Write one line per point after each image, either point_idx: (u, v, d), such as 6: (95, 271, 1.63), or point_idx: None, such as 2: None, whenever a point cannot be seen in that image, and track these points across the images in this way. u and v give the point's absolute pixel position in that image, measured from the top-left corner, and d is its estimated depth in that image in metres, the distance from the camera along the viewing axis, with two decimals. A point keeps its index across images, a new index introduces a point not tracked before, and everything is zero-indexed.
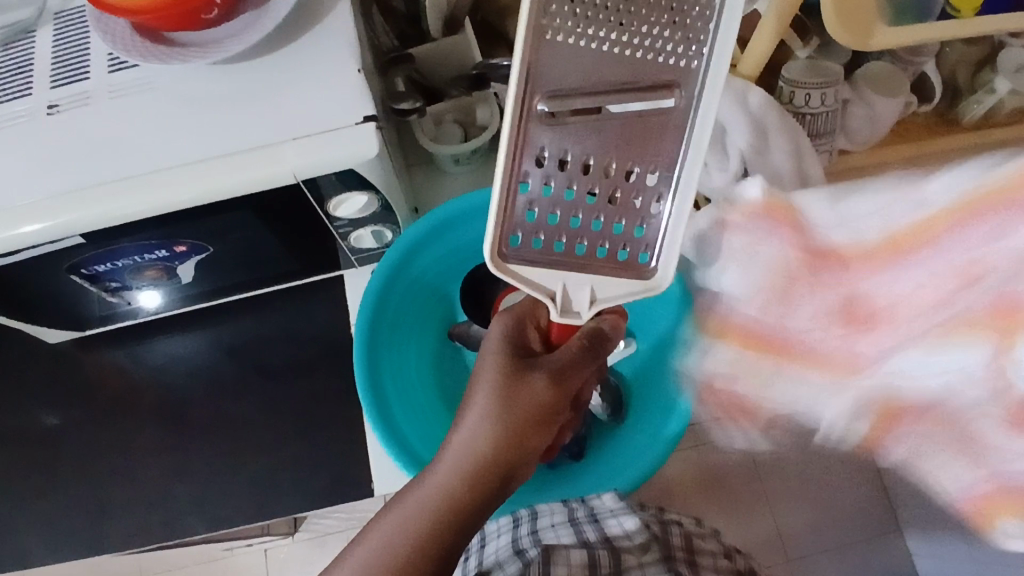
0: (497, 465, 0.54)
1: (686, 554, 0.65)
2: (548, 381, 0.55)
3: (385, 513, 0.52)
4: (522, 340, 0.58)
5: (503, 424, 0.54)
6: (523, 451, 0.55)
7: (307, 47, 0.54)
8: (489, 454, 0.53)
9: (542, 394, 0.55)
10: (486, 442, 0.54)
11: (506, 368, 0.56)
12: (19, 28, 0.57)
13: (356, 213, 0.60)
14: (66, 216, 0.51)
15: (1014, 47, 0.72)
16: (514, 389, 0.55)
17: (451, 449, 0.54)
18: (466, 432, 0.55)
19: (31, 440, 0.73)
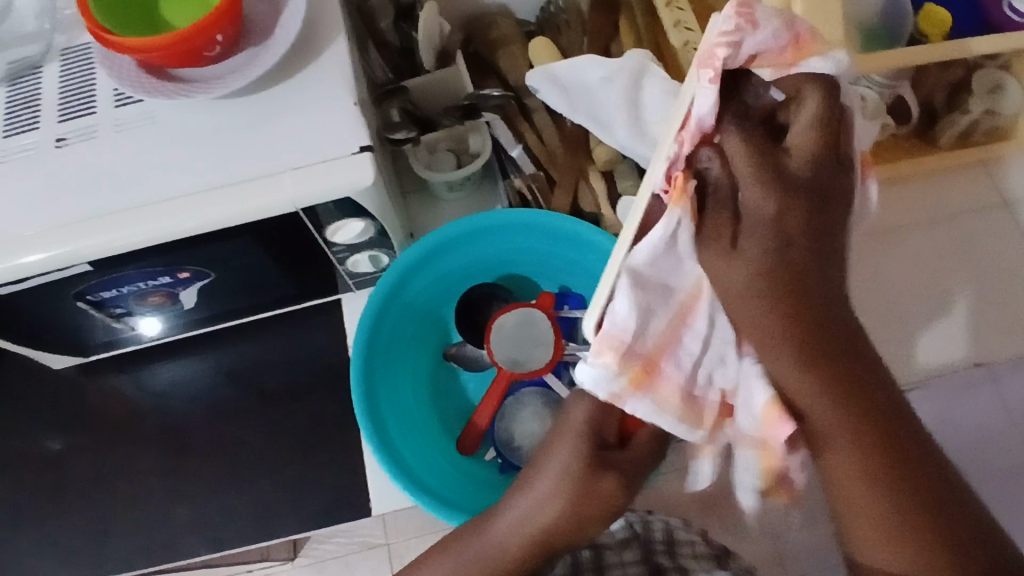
0: (549, 543, 0.52)
1: (665, 547, 0.68)
2: (619, 481, 0.49)
3: (447, 546, 0.57)
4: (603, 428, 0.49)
5: (565, 513, 0.50)
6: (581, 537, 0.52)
7: (305, 82, 0.56)
8: (549, 529, 0.51)
9: (611, 496, 0.49)
10: (552, 519, 0.51)
11: (581, 461, 0.49)
12: (27, 65, 0.60)
13: (353, 238, 0.62)
14: (74, 244, 0.53)
15: (991, 68, 0.76)
16: (584, 488, 0.49)
17: (516, 509, 0.52)
18: (532, 499, 0.51)
19: (33, 465, 0.74)
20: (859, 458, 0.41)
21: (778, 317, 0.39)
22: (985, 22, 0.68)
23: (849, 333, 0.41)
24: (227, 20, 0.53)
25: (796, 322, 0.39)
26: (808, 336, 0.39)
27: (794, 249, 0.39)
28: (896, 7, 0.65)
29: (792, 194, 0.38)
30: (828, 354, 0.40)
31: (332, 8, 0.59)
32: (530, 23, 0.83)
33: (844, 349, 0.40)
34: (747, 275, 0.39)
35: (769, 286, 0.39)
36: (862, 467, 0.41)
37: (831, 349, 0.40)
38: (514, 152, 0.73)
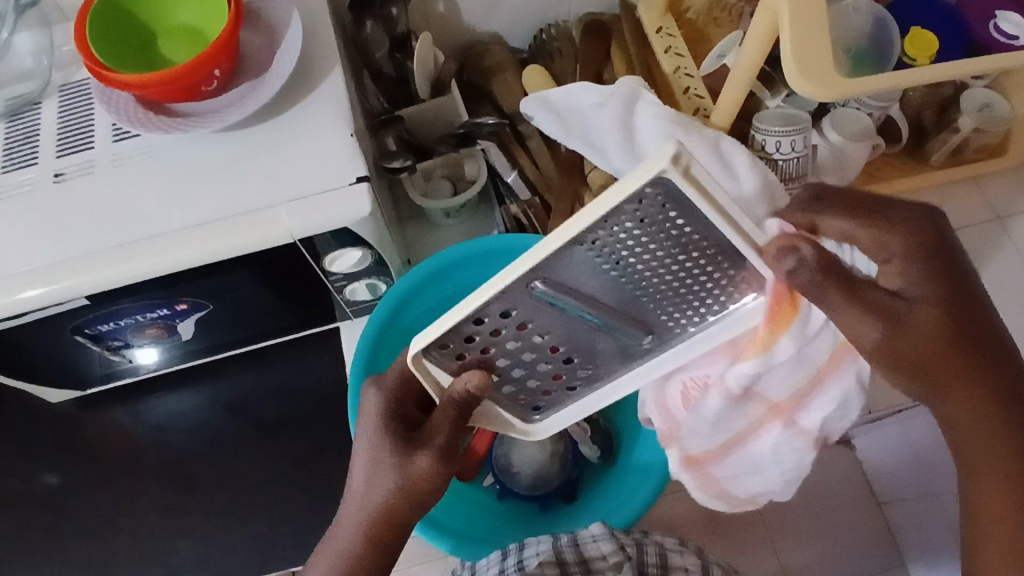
0: (394, 527, 0.47)
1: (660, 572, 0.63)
2: (436, 460, 0.46)
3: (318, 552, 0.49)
4: (404, 408, 0.48)
5: (388, 487, 0.46)
6: (422, 505, 0.47)
7: (304, 114, 0.57)
8: (390, 515, 0.47)
9: (429, 468, 0.46)
10: (383, 494, 0.46)
11: (387, 449, 0.47)
12: (25, 101, 0.60)
13: (351, 268, 0.62)
14: (73, 279, 0.53)
15: (977, 88, 0.75)
16: (399, 469, 0.46)
17: (353, 498, 0.48)
18: (360, 482, 0.47)
19: (32, 500, 0.73)
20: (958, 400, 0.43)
21: (939, 318, 0.40)
22: (971, 42, 0.68)
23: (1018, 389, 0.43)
24: (224, 56, 0.54)
25: (950, 345, 0.41)
26: (957, 326, 0.41)
27: (944, 272, 0.41)
28: (882, 34, 0.67)
29: (941, 297, 0.41)
30: (993, 390, 0.43)
31: (328, 44, 0.60)
32: (523, 50, 0.84)
33: (1008, 396, 0.43)
34: (923, 325, 0.40)
35: (926, 345, 0.40)
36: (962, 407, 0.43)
37: (971, 360, 0.42)
38: (509, 178, 0.74)
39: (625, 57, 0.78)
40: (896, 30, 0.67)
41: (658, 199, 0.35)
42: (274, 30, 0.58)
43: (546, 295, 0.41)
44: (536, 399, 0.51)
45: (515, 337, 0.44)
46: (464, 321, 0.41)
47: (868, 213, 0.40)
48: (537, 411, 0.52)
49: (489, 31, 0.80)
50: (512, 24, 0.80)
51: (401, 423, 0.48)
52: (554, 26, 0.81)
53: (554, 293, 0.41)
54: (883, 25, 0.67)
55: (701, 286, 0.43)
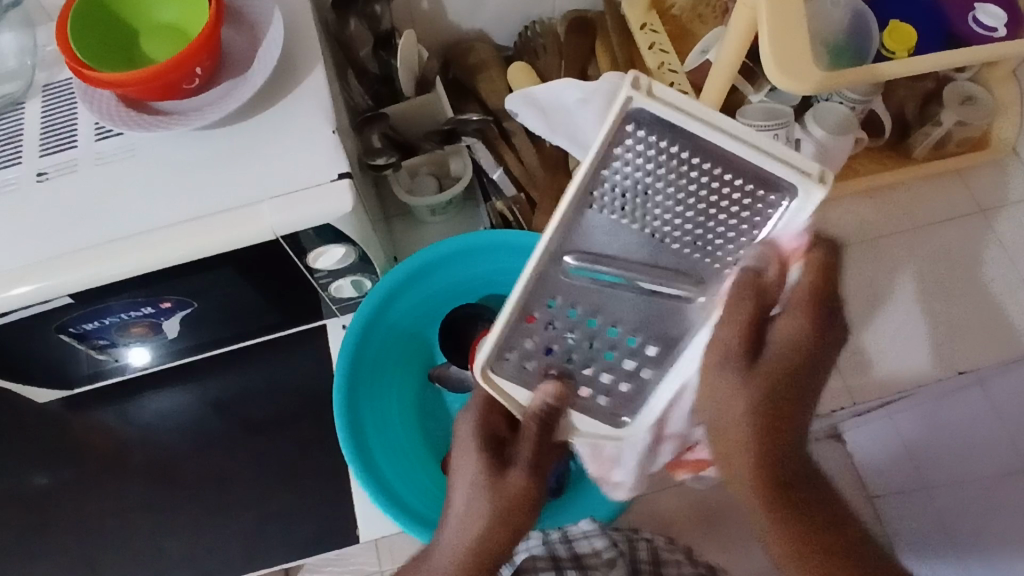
0: (486, 563, 0.47)
1: (652, 568, 0.63)
2: (526, 479, 0.47)
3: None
4: (491, 429, 0.50)
5: (486, 516, 0.46)
6: (517, 537, 0.47)
7: (286, 111, 0.57)
8: (486, 546, 0.47)
9: (523, 490, 0.47)
10: (481, 526, 0.46)
11: (481, 473, 0.48)
12: (8, 101, 0.60)
13: (335, 265, 0.62)
14: (56, 278, 0.54)
15: (960, 80, 0.76)
16: (494, 499, 0.47)
17: (450, 528, 0.48)
18: (456, 511, 0.48)
19: (20, 500, 0.73)
20: (756, 459, 0.43)
21: (756, 403, 0.42)
22: (950, 35, 0.68)
23: (808, 474, 0.45)
24: (204, 53, 0.54)
25: (763, 438, 0.42)
26: (782, 419, 0.42)
27: (804, 371, 0.42)
28: (861, 28, 0.67)
29: (795, 380, 0.42)
30: (789, 490, 0.44)
31: (310, 42, 0.60)
32: (508, 48, 0.84)
33: (803, 492, 0.44)
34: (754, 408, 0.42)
35: (733, 429, 0.43)
36: (753, 465, 0.43)
37: (779, 455, 0.43)
38: (495, 175, 0.74)
39: (609, 57, 0.78)
40: (875, 24, 0.67)
41: (633, 127, 0.40)
42: (256, 28, 0.58)
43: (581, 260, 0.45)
44: (618, 401, 0.52)
45: (567, 324, 0.48)
46: (514, 322, 0.47)
47: (817, 305, 0.42)
48: (627, 413, 0.52)
49: (474, 29, 0.81)
50: (497, 21, 0.80)
51: (489, 445, 0.49)
52: (538, 23, 0.82)
53: (589, 261, 0.45)
54: (862, 17, 0.67)
55: (737, 223, 0.43)
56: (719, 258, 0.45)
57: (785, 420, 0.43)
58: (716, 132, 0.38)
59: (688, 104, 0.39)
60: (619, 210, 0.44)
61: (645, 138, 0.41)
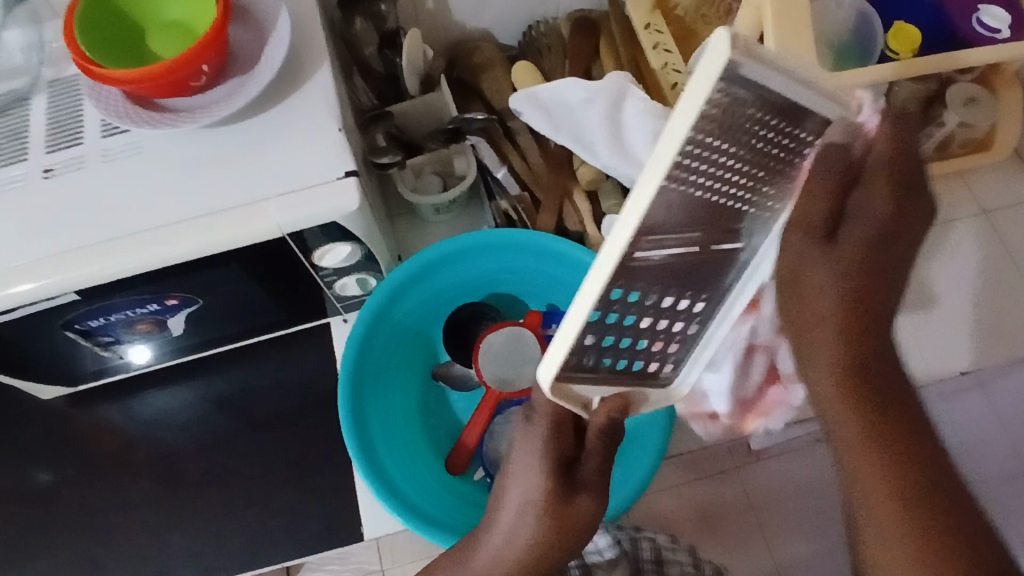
0: (538, 568, 0.51)
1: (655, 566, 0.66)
2: (594, 501, 0.51)
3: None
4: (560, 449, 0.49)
5: (548, 536, 0.50)
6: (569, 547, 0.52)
7: (292, 110, 0.57)
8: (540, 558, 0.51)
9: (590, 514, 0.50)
10: (536, 541, 0.50)
11: (550, 496, 0.49)
12: (15, 98, 0.60)
13: (340, 262, 0.63)
14: (63, 274, 0.54)
15: (964, 82, 0.75)
16: (557, 520, 0.50)
17: (499, 539, 0.52)
18: (508, 525, 0.51)
19: (24, 496, 0.73)
20: (848, 355, 0.43)
21: (839, 280, 0.43)
22: (953, 36, 0.68)
23: (897, 385, 0.44)
24: (211, 51, 0.54)
25: (842, 323, 0.43)
26: (861, 306, 0.43)
27: (876, 258, 0.43)
28: (865, 28, 0.67)
29: (860, 266, 0.43)
30: (869, 388, 0.43)
31: (316, 40, 0.60)
32: (513, 47, 0.84)
33: (883, 395, 0.43)
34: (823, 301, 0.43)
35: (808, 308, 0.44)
36: (837, 354, 0.43)
37: (862, 344, 0.43)
38: (499, 174, 0.75)
39: (615, 57, 0.78)
40: (879, 25, 0.67)
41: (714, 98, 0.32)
42: (263, 26, 0.59)
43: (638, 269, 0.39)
44: (665, 360, 0.50)
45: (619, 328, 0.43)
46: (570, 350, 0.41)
47: (897, 187, 0.42)
48: (670, 365, 0.51)
49: (478, 28, 0.81)
50: (501, 20, 0.81)
51: (559, 460, 0.49)
52: (542, 23, 0.82)
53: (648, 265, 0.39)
54: (866, 19, 0.67)
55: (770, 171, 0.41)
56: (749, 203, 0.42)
57: (865, 329, 0.43)
58: (788, 82, 0.34)
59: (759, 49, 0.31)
60: (681, 206, 0.38)
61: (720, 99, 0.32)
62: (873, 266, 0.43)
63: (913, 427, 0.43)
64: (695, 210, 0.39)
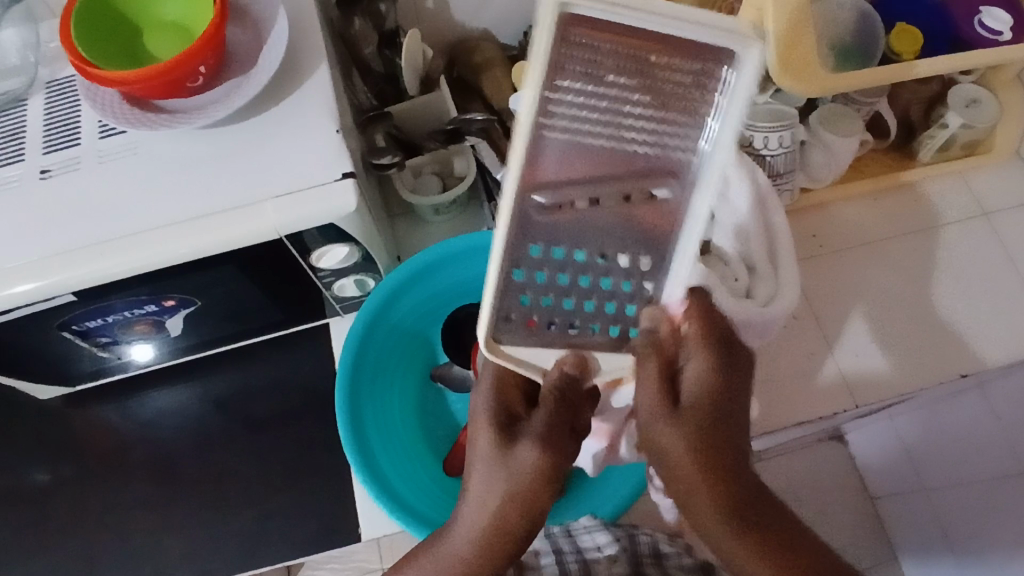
0: (507, 531, 0.45)
1: (654, 561, 0.64)
2: (544, 452, 0.45)
3: (413, 560, 0.49)
4: (506, 404, 0.49)
5: (495, 486, 0.45)
6: (537, 515, 0.45)
7: (289, 110, 0.57)
8: (500, 520, 0.45)
9: (540, 463, 0.45)
10: (495, 497, 0.45)
11: (494, 443, 0.46)
12: (11, 98, 0.60)
13: (338, 264, 0.62)
14: (59, 275, 0.54)
15: (965, 83, 0.75)
16: (507, 468, 0.45)
17: (468, 505, 0.47)
18: (472, 486, 0.47)
19: (21, 495, 0.73)
20: (710, 499, 0.43)
21: (693, 449, 0.43)
22: (956, 37, 0.67)
23: (763, 496, 0.45)
24: (208, 51, 0.53)
25: (696, 464, 0.43)
26: (712, 457, 0.43)
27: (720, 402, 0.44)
28: (868, 28, 0.66)
29: (711, 418, 0.43)
30: (741, 515, 0.43)
31: (315, 41, 0.60)
32: (513, 47, 0.84)
33: (755, 512, 0.44)
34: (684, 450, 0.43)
35: (681, 473, 0.43)
36: (709, 501, 0.43)
37: (724, 471, 0.43)
38: (498, 174, 0.73)
39: None
40: (881, 25, 0.66)
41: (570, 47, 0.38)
42: (261, 26, 0.58)
43: (550, 226, 0.45)
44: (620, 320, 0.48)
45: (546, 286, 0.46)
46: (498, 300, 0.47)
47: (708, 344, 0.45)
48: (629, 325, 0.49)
49: (478, 28, 0.80)
50: (502, 20, 0.80)
51: (503, 416, 0.48)
52: None
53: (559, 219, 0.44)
54: (868, 20, 0.66)
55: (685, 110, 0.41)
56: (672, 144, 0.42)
57: (728, 473, 0.43)
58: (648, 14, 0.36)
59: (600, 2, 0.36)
60: (583, 158, 0.42)
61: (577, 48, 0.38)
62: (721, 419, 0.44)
63: (790, 535, 0.45)
64: (606, 159, 0.42)
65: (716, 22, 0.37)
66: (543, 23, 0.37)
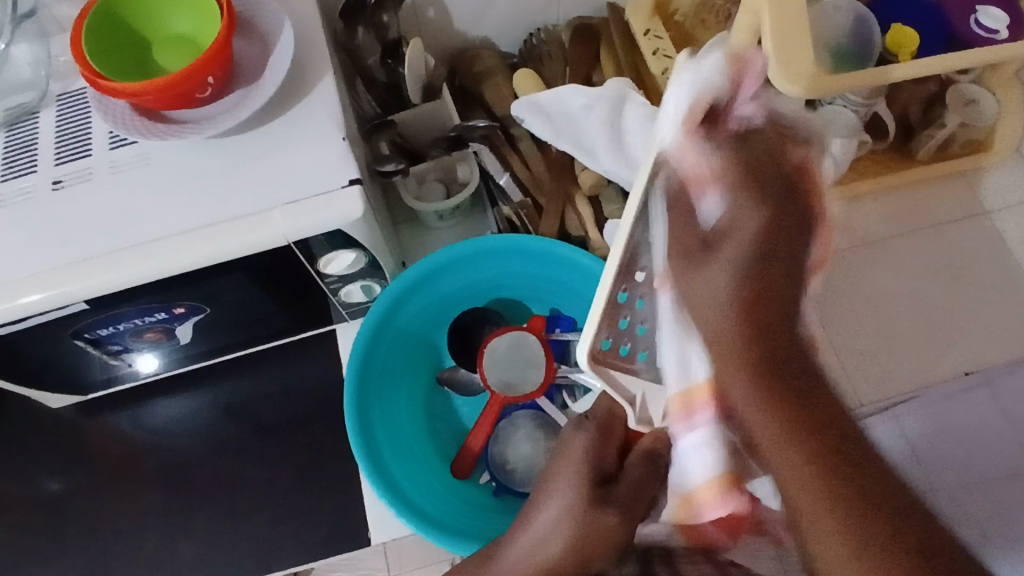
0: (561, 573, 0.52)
1: None
2: (617, 519, 0.52)
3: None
4: (601, 463, 0.55)
5: (571, 532, 0.51)
6: (586, 568, 0.52)
7: (294, 120, 0.58)
8: (555, 563, 0.52)
9: (610, 527, 0.51)
10: (559, 543, 0.52)
11: (581, 492, 0.52)
12: (24, 111, 0.61)
13: (345, 269, 0.63)
14: (72, 283, 0.54)
15: (962, 83, 0.76)
16: (584, 520, 0.51)
17: (528, 539, 0.54)
18: (541, 525, 0.53)
19: (33, 504, 0.74)
20: (758, 412, 0.36)
21: (729, 321, 0.37)
22: (952, 37, 0.69)
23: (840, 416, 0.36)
24: (216, 64, 0.55)
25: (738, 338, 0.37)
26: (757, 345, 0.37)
27: (775, 238, 0.38)
28: (864, 30, 0.68)
29: (755, 251, 0.38)
30: (807, 425, 0.35)
31: (320, 51, 0.61)
32: (513, 54, 0.85)
33: (821, 424, 0.36)
34: (707, 319, 0.38)
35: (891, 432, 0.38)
36: (761, 399, 0.36)
37: (765, 370, 0.36)
38: (501, 180, 0.75)
39: (614, 57, 0.79)
40: (877, 29, 0.68)
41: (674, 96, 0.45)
42: (267, 37, 0.59)
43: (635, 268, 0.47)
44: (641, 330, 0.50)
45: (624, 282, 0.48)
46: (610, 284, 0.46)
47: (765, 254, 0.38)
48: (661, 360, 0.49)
49: (479, 36, 0.82)
50: (502, 29, 0.82)
51: (595, 472, 0.54)
52: (543, 30, 0.83)
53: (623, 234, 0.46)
54: (865, 22, 0.68)
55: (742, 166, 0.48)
56: None
57: (777, 380, 0.36)
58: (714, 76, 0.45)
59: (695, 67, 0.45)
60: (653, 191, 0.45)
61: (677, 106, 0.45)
62: (754, 322, 0.37)
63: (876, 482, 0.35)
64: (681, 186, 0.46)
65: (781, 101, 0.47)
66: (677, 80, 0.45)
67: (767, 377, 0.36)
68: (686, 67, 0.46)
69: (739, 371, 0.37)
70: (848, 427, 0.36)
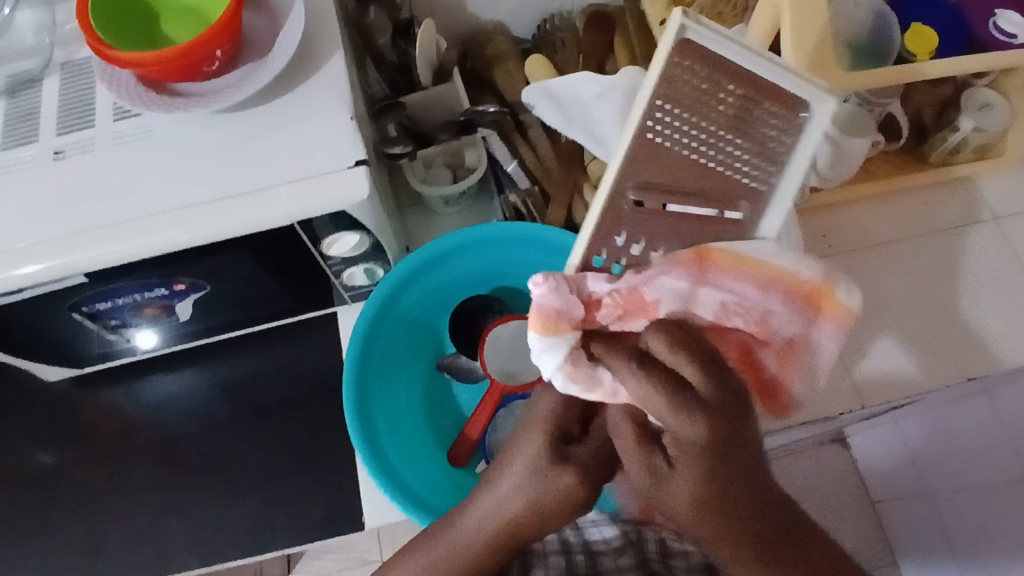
0: (521, 538, 0.48)
1: (660, 558, 0.66)
2: (578, 482, 0.46)
3: (417, 545, 0.52)
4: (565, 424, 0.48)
5: (527, 497, 0.47)
6: (541, 531, 0.48)
7: (302, 97, 0.57)
8: (514, 524, 0.48)
9: (571, 494, 0.46)
10: (517, 507, 0.47)
11: (540, 453, 0.47)
12: (26, 78, 0.60)
13: (349, 252, 0.62)
14: (70, 255, 0.54)
15: (979, 87, 0.75)
16: (541, 483, 0.46)
17: (484, 503, 0.49)
18: (501, 489, 0.48)
19: (25, 477, 0.74)
20: (723, 536, 0.42)
21: (693, 491, 0.41)
22: (970, 40, 0.68)
23: (760, 505, 0.43)
24: (225, 37, 0.53)
25: (700, 501, 0.41)
26: (716, 503, 0.41)
27: (719, 403, 0.41)
28: (884, 27, 0.67)
29: (713, 411, 0.41)
30: (726, 531, 0.42)
31: (331, 28, 0.60)
32: (526, 40, 0.84)
33: (730, 527, 0.42)
34: (685, 494, 0.41)
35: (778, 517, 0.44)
36: (731, 533, 0.42)
37: (718, 513, 0.42)
38: (510, 167, 0.74)
39: (628, 50, 0.77)
40: (897, 26, 0.67)
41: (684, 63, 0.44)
42: (277, 12, 0.58)
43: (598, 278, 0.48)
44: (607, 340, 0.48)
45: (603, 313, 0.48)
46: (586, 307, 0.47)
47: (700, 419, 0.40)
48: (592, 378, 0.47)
49: (492, 20, 0.81)
50: (515, 13, 0.80)
51: (557, 433, 0.48)
52: (557, 17, 0.82)
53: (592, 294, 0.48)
54: (885, 20, 0.67)
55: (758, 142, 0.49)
56: (726, 157, 0.48)
57: (700, 515, 0.41)
58: (750, 56, 0.45)
59: (715, 46, 0.44)
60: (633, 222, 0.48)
61: (684, 76, 0.45)
62: (714, 476, 0.41)
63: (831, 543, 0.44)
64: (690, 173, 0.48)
65: (803, 79, 0.47)
66: (670, 39, 0.43)
67: (727, 512, 0.42)
68: (695, 35, 0.43)
69: (720, 517, 0.42)
70: (762, 513, 0.43)
